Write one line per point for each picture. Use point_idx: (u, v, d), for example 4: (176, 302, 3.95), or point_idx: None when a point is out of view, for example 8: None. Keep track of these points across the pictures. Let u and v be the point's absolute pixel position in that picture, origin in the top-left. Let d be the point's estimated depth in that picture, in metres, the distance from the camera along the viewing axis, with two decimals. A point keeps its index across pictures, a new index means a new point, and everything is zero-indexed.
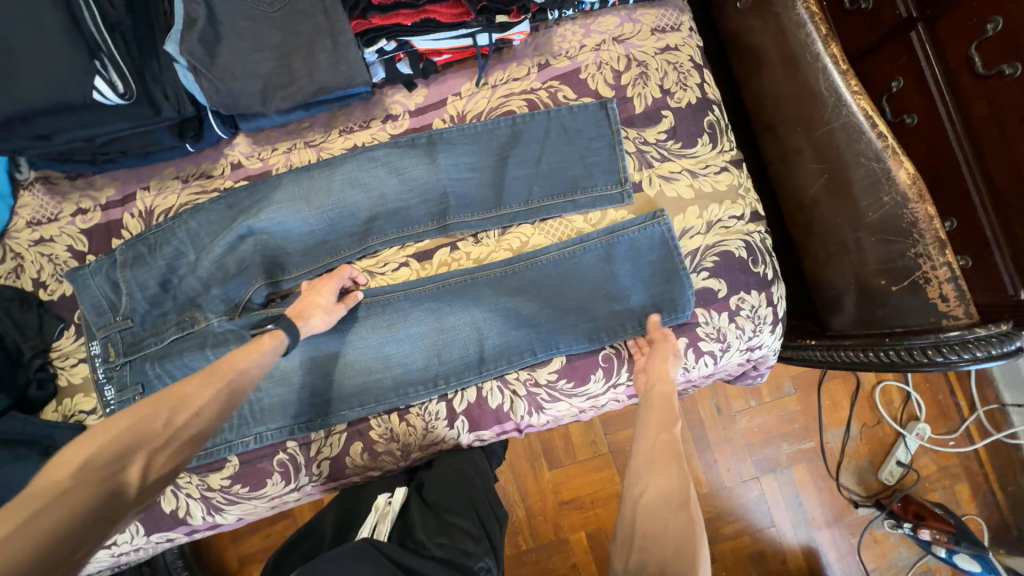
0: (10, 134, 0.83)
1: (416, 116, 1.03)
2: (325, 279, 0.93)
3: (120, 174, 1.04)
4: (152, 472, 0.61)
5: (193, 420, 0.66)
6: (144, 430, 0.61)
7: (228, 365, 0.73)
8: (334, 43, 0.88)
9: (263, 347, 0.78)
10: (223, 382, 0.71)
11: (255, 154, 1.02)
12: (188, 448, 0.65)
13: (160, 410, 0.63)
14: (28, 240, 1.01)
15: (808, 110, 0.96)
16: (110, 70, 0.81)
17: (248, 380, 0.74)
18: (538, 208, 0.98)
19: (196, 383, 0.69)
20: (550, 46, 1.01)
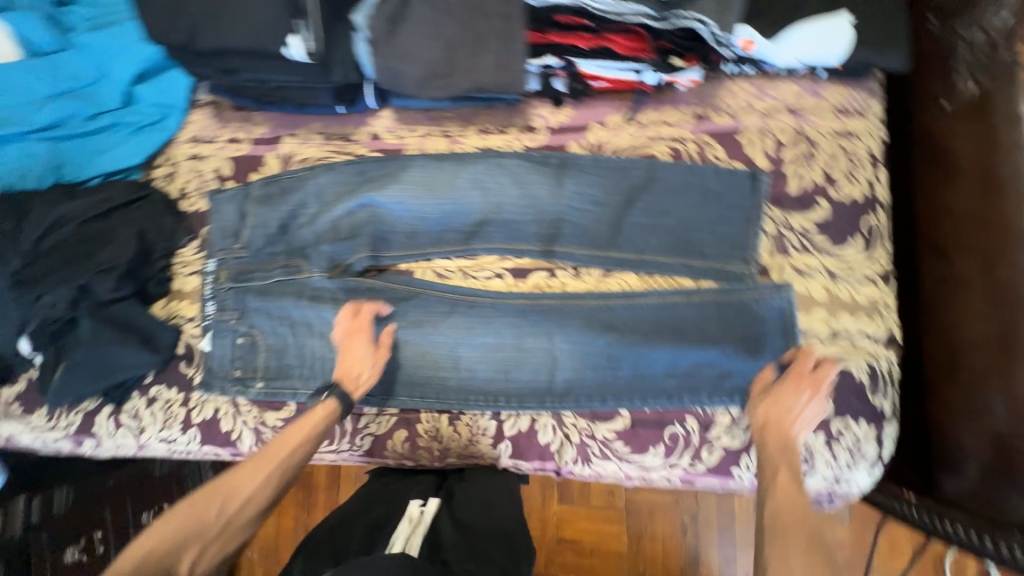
0: (205, 65, 0.92)
1: (556, 134, 1.01)
2: (358, 334, 0.94)
3: (276, 117, 1.12)
4: (201, 564, 0.75)
5: (243, 507, 0.80)
6: (198, 519, 0.76)
7: (296, 432, 0.87)
8: (503, 48, 0.87)
9: (316, 420, 0.88)
10: (282, 454, 0.85)
11: (395, 131, 1.06)
12: (233, 538, 0.79)
13: (212, 501, 0.78)
14: (187, 153, 1.13)
15: (998, 244, 0.82)
16: (305, 30, 0.86)
17: (295, 457, 0.86)
18: (649, 261, 0.92)
19: (247, 473, 0.82)
20: (715, 99, 0.96)
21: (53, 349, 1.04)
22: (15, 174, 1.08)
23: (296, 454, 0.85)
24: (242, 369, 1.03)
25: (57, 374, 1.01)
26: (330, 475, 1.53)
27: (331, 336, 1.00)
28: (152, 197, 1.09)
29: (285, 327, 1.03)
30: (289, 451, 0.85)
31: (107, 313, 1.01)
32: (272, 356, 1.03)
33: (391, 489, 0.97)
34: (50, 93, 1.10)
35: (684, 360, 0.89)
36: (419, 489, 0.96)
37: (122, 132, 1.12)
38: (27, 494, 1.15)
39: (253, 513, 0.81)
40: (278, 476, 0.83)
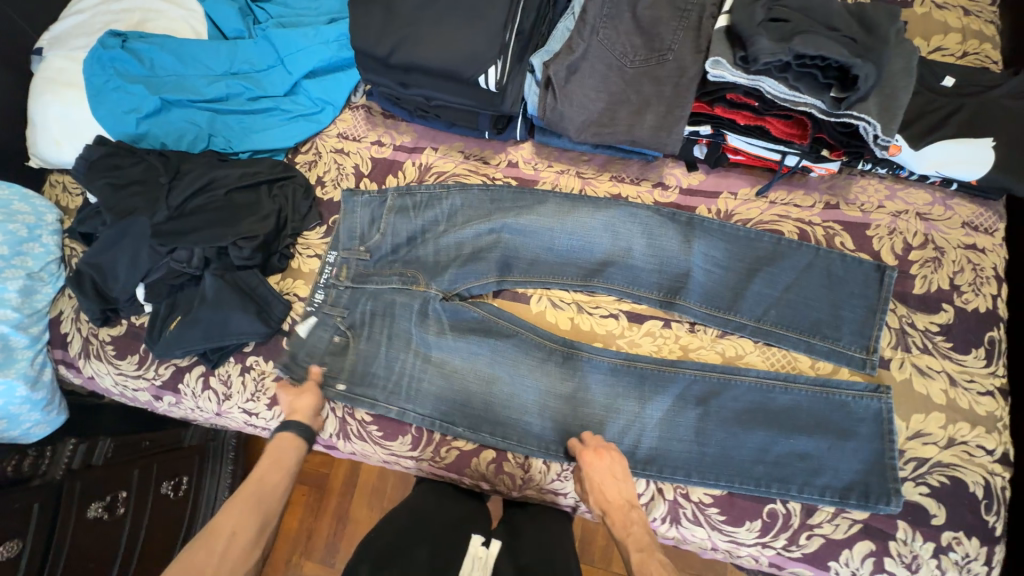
0: (386, 74, 1.00)
1: (686, 195, 1.06)
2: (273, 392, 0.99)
3: (420, 129, 1.20)
4: None
5: (235, 541, 0.79)
6: (195, 565, 0.75)
7: (261, 464, 0.88)
8: (667, 111, 0.93)
9: (275, 450, 0.91)
10: (254, 480, 0.86)
11: (533, 163, 1.13)
12: (242, 567, 0.79)
13: (200, 553, 0.77)
14: (333, 146, 1.21)
15: None
16: (502, 62, 0.92)
17: (274, 493, 0.87)
18: (768, 331, 0.95)
19: (222, 520, 0.81)
20: (846, 192, 1.01)
21: (168, 302, 1.09)
22: (175, 136, 1.18)
23: (277, 489, 0.87)
24: (325, 368, 1.02)
25: (171, 326, 1.05)
26: (347, 480, 1.49)
27: (426, 356, 1.02)
28: (294, 178, 1.15)
29: (380, 337, 1.03)
30: (265, 484, 0.86)
31: (234, 278, 1.05)
32: (357, 362, 1.03)
33: (450, 517, 0.97)
34: (226, 71, 1.20)
35: (792, 439, 0.89)
36: (480, 525, 0.97)
37: (278, 117, 1.20)
38: (75, 441, 1.11)
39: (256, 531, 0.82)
40: (260, 513, 0.84)
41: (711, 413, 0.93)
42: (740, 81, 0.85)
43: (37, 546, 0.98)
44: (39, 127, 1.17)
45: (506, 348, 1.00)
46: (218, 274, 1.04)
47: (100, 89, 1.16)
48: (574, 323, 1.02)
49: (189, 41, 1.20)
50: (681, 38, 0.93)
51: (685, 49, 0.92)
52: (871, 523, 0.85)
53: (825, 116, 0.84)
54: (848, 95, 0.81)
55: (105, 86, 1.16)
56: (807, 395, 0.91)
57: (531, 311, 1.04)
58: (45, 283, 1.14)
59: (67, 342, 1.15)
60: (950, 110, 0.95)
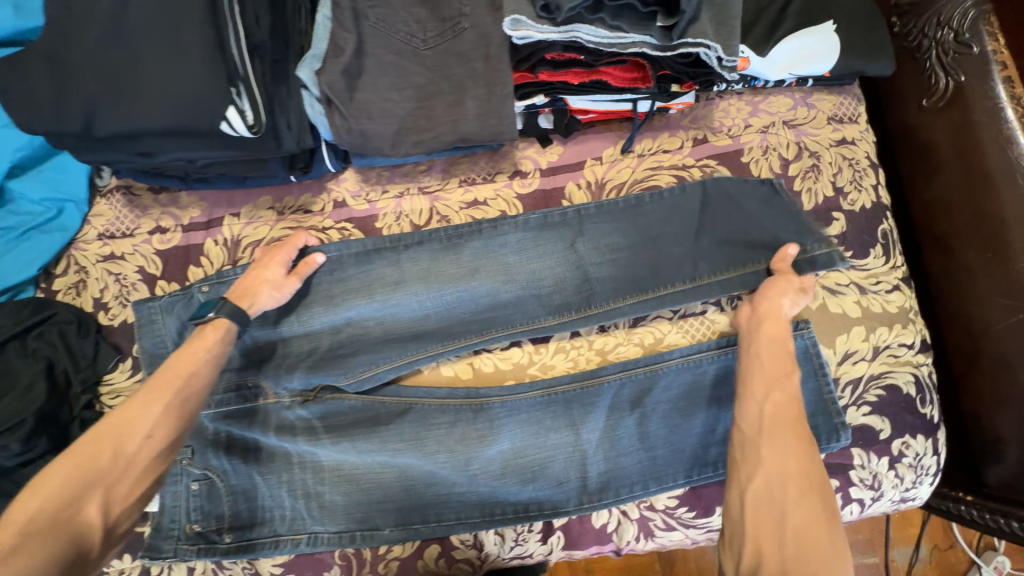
0: (109, 149, 0.71)
1: (549, 176, 0.91)
2: (272, 254, 0.82)
3: (208, 194, 0.93)
4: (114, 510, 0.59)
5: (145, 443, 0.64)
6: (93, 466, 0.59)
7: (186, 360, 0.71)
8: (488, 93, 0.75)
9: (211, 342, 0.74)
10: (175, 376, 0.69)
11: (362, 194, 0.91)
12: (151, 473, 0.64)
13: (106, 444, 0.61)
14: (98, 254, 0.90)
15: (993, 235, 0.81)
16: (245, 98, 0.69)
17: (198, 383, 0.71)
18: (700, 284, 0.82)
19: (143, 404, 0.66)
20: (710, 120, 0.90)
21: None
22: None
23: (198, 378, 0.71)
24: (202, 522, 0.81)
25: None
26: None
27: (316, 466, 0.82)
28: (57, 316, 0.85)
29: (244, 466, 0.81)
30: (189, 383, 0.70)
31: (17, 483, 0.77)
32: (237, 499, 0.82)
33: None
34: None
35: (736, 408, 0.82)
36: None
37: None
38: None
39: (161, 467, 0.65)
40: (182, 416, 0.68)
41: (649, 413, 0.83)
42: (553, 37, 0.67)
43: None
44: None
45: (405, 424, 0.82)
46: None
47: None
48: (475, 368, 0.86)
49: None
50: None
51: (482, 10, 0.72)
52: (829, 461, 0.82)
53: (660, 52, 0.69)
54: (675, 20, 0.67)
55: None
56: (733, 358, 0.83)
57: (423, 373, 0.86)
58: None
59: None
60: None
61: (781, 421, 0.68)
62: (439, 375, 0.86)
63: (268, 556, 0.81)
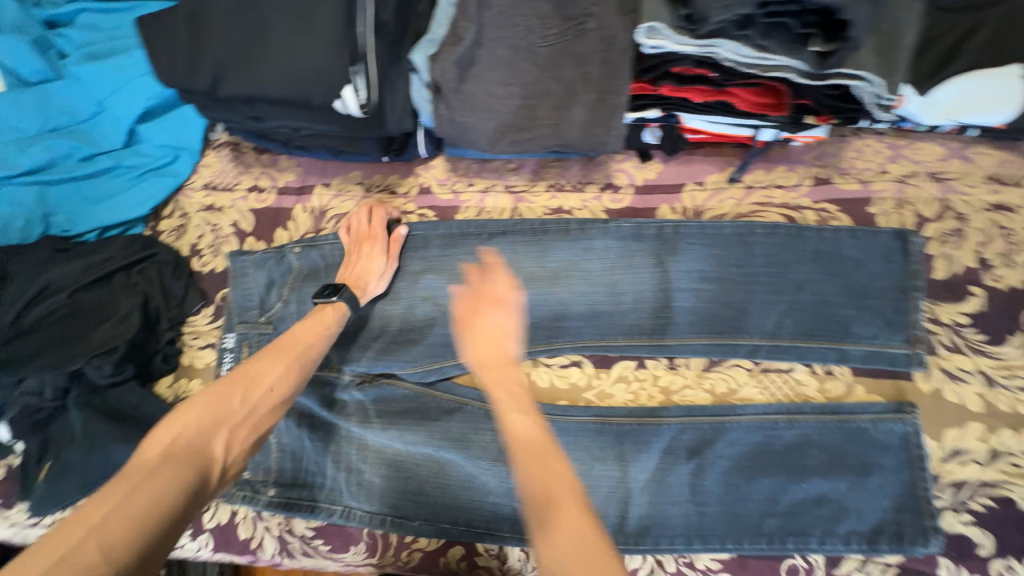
0: (227, 109, 0.74)
1: (643, 194, 0.86)
2: (488, 301, 0.68)
3: (305, 162, 0.96)
4: (234, 449, 0.61)
5: (267, 397, 0.65)
6: (223, 408, 0.61)
7: (501, 353, 0.64)
8: (598, 101, 0.70)
9: (328, 321, 0.77)
10: (514, 381, 0.62)
11: (449, 184, 0.90)
12: (266, 425, 0.65)
13: (237, 389, 0.63)
14: (200, 202, 0.96)
15: None
16: (360, 77, 0.69)
17: (313, 353, 0.73)
18: (784, 348, 0.76)
19: (267, 361, 0.68)
20: (838, 160, 0.80)
21: (38, 439, 0.87)
22: None
23: (313, 348, 0.73)
24: (251, 470, 0.85)
25: (42, 475, 0.84)
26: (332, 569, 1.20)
27: (362, 444, 0.83)
28: (158, 255, 0.92)
29: (296, 429, 0.84)
30: (308, 352, 0.72)
31: (105, 401, 0.84)
32: (284, 457, 0.85)
33: None
34: (40, 130, 0.93)
35: (807, 483, 0.74)
36: None
37: (123, 177, 0.95)
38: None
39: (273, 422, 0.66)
40: (300, 378, 0.70)
41: (708, 466, 0.77)
42: (689, 50, 0.61)
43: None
44: None
45: (453, 424, 0.82)
46: (82, 405, 0.83)
47: None
48: (530, 380, 0.83)
49: None
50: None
51: (610, 11, 0.67)
52: (908, 566, 0.72)
53: (808, 80, 0.62)
54: (836, 48, 0.58)
55: None
56: (818, 429, 0.74)
57: (477, 376, 0.84)
58: None
59: None
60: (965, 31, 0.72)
61: (525, 437, 0.54)
62: None
63: (303, 518, 0.84)
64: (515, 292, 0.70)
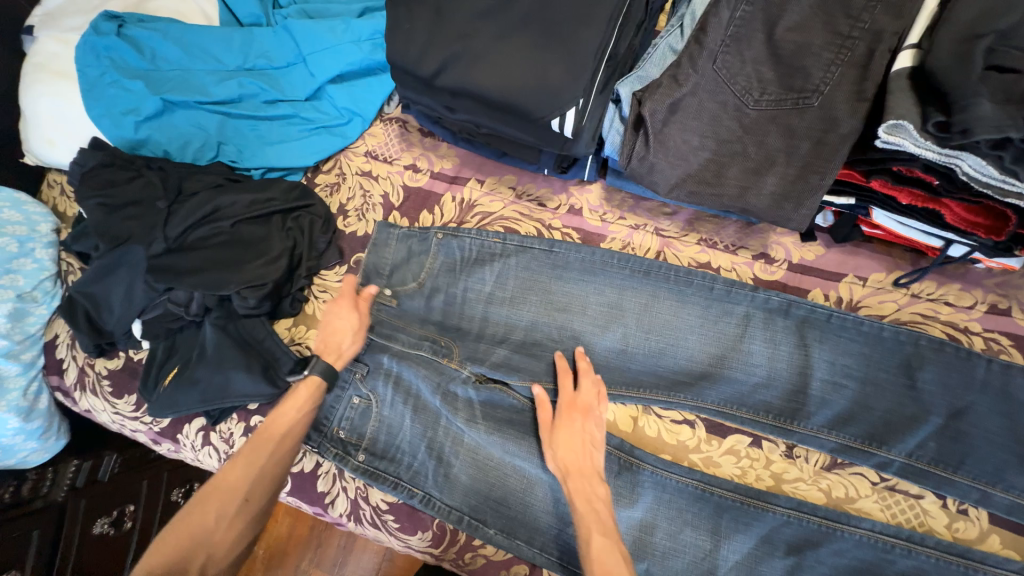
0: (431, 96, 0.78)
1: (797, 273, 0.83)
2: (582, 414, 0.79)
3: (464, 154, 0.99)
4: (214, 563, 0.71)
5: (253, 491, 0.76)
6: (200, 529, 0.71)
7: (587, 466, 0.76)
8: (798, 176, 0.69)
9: (300, 402, 0.82)
10: (593, 500, 0.73)
11: (601, 211, 0.91)
12: (250, 524, 0.75)
13: (211, 509, 0.73)
14: (359, 167, 1.02)
15: None
16: (584, 102, 0.71)
17: (291, 442, 0.81)
18: (918, 471, 0.72)
19: (251, 456, 0.77)
20: (1023, 294, 0.76)
21: (166, 344, 0.95)
22: (179, 143, 1.00)
23: (291, 437, 0.81)
24: (347, 431, 0.88)
25: (166, 379, 0.90)
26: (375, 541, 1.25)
27: (457, 438, 0.85)
28: (313, 207, 0.97)
29: (400, 406, 0.87)
30: (288, 437, 0.80)
31: (237, 329, 0.90)
32: (380, 428, 0.87)
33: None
34: (240, 67, 1.01)
35: None
36: None
37: (297, 126, 1.01)
38: (77, 460, 1.08)
39: (262, 501, 0.76)
40: (279, 468, 0.79)
41: (805, 568, 0.73)
42: (927, 155, 0.60)
43: (39, 568, 0.96)
44: (30, 123, 1.01)
45: None
46: (218, 326, 0.89)
47: (94, 83, 0.98)
48: (637, 425, 0.83)
49: (195, 28, 1.00)
50: (836, 78, 0.66)
51: (841, 93, 0.66)
52: None
53: None
54: None
55: (99, 79, 0.98)
56: (937, 567, 0.70)
57: None
58: (38, 304, 1.03)
59: (63, 369, 1.05)
60: None
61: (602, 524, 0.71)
62: None
63: (381, 490, 0.86)
64: (599, 405, 0.80)
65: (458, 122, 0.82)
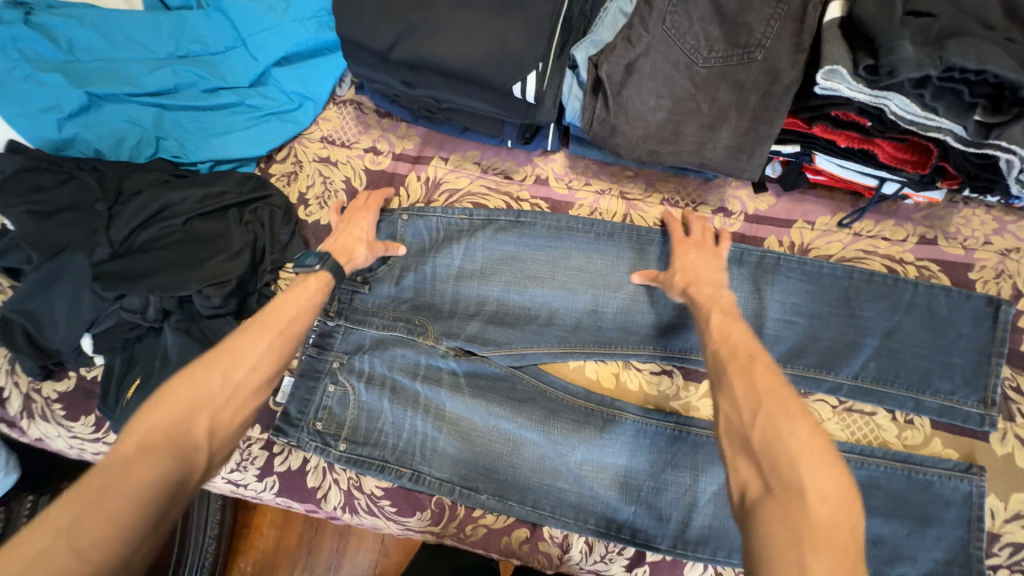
0: (386, 71, 0.76)
1: (753, 223, 0.88)
2: (699, 248, 0.79)
3: (424, 133, 0.98)
4: (217, 433, 0.61)
5: (249, 375, 0.65)
6: (205, 392, 0.61)
7: (708, 277, 0.74)
8: (749, 128, 0.73)
9: (310, 292, 0.75)
10: (718, 297, 0.71)
11: (566, 179, 0.93)
12: (252, 404, 0.65)
13: (216, 370, 0.63)
14: (316, 154, 0.98)
15: None
16: (544, 66, 0.72)
17: (300, 326, 0.72)
18: (869, 391, 0.80)
19: (253, 336, 0.68)
20: (945, 224, 0.85)
21: (124, 356, 0.89)
22: (112, 140, 0.92)
23: (297, 320, 0.72)
24: (324, 423, 0.85)
25: (129, 393, 0.85)
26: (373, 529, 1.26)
27: (440, 413, 0.86)
28: (272, 198, 0.92)
29: (375, 391, 0.86)
30: (292, 323, 0.71)
31: (202, 331, 0.86)
32: (359, 416, 0.86)
33: None
34: (172, 55, 0.94)
35: (865, 522, 0.78)
36: None
37: (243, 115, 0.95)
38: (32, 494, 0.99)
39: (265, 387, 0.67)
40: (294, 338, 0.71)
41: None
42: (859, 97, 0.65)
43: None
44: None
45: (537, 407, 0.85)
46: (182, 330, 0.85)
47: (2, 80, 0.89)
48: (619, 380, 0.86)
49: (118, 14, 0.92)
50: (776, 31, 0.70)
51: (782, 46, 0.70)
52: None
53: (963, 146, 0.65)
54: (1004, 121, 0.61)
55: (9, 75, 0.89)
56: (887, 474, 0.79)
57: (567, 367, 0.88)
58: None
59: (3, 399, 0.96)
60: None
61: (738, 351, 0.61)
62: (582, 375, 0.88)
63: (370, 475, 0.85)
64: (717, 243, 0.81)
65: (416, 98, 0.80)
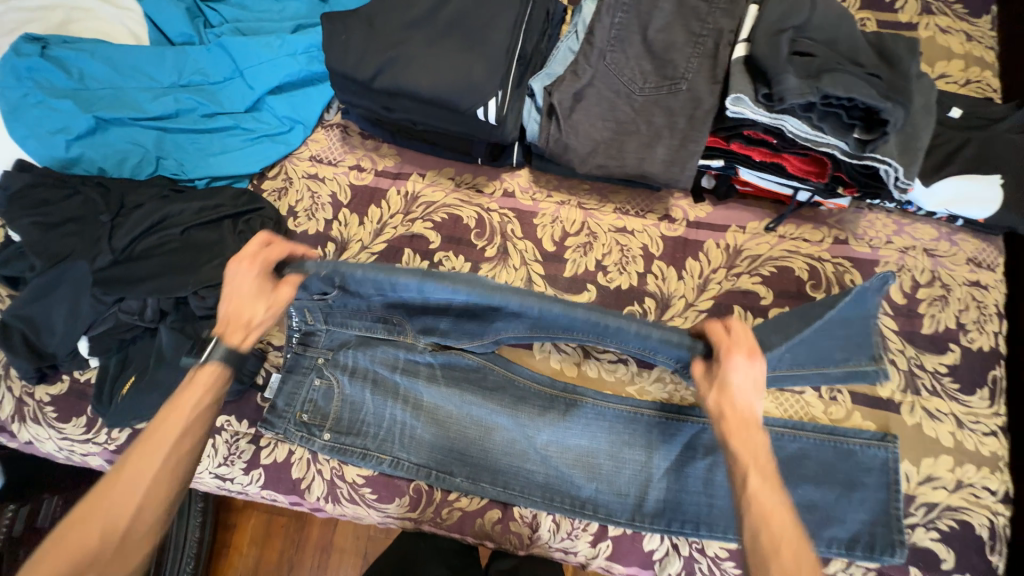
0: (369, 98, 0.88)
1: (694, 228, 1.00)
2: (743, 362, 0.68)
3: (404, 153, 1.09)
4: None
5: (139, 518, 0.64)
6: (85, 547, 0.60)
7: (749, 415, 0.66)
8: (680, 145, 0.86)
9: (201, 389, 0.72)
10: (754, 446, 0.64)
11: (530, 192, 1.05)
12: (148, 541, 0.64)
13: (96, 520, 0.62)
14: (304, 171, 1.08)
15: None
16: (503, 93, 0.84)
17: (195, 437, 0.70)
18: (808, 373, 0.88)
19: (137, 463, 0.65)
20: (855, 226, 0.98)
21: (118, 358, 0.95)
22: (115, 159, 1.00)
23: (188, 436, 0.69)
24: (309, 414, 0.93)
25: (123, 390, 0.91)
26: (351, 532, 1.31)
27: (417, 402, 0.94)
28: (262, 210, 1.01)
29: (358, 383, 0.94)
30: (185, 439, 0.69)
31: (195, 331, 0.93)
32: (343, 407, 0.93)
33: None
34: (175, 84, 1.04)
35: (799, 489, 0.86)
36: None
37: (238, 137, 1.05)
38: (14, 504, 0.99)
39: (162, 511, 0.65)
40: (189, 454, 0.69)
41: (721, 464, 0.89)
42: (761, 118, 0.79)
43: None
44: None
45: (506, 394, 0.94)
46: (176, 330, 0.91)
47: (16, 106, 0.98)
48: (581, 369, 0.95)
49: (128, 48, 1.03)
50: (696, 66, 0.85)
51: (701, 78, 0.84)
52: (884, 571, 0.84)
53: (847, 158, 0.79)
54: (874, 137, 0.76)
55: (23, 101, 0.98)
56: (815, 444, 0.89)
57: (534, 358, 0.97)
58: None
59: None
60: (959, 144, 0.91)
61: (770, 511, 0.59)
62: (548, 365, 0.96)
63: (352, 462, 0.91)
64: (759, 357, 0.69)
65: (395, 122, 0.92)
